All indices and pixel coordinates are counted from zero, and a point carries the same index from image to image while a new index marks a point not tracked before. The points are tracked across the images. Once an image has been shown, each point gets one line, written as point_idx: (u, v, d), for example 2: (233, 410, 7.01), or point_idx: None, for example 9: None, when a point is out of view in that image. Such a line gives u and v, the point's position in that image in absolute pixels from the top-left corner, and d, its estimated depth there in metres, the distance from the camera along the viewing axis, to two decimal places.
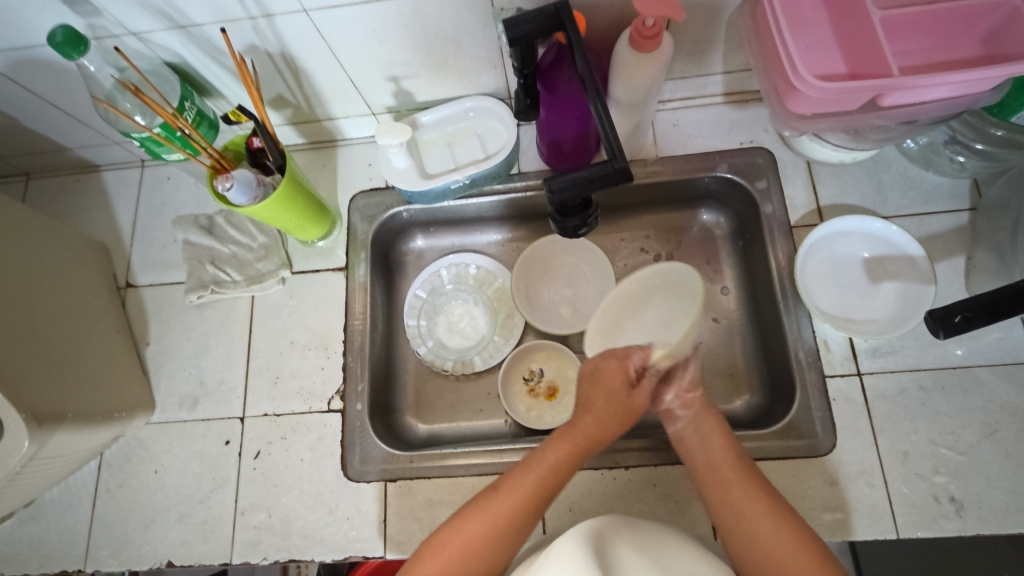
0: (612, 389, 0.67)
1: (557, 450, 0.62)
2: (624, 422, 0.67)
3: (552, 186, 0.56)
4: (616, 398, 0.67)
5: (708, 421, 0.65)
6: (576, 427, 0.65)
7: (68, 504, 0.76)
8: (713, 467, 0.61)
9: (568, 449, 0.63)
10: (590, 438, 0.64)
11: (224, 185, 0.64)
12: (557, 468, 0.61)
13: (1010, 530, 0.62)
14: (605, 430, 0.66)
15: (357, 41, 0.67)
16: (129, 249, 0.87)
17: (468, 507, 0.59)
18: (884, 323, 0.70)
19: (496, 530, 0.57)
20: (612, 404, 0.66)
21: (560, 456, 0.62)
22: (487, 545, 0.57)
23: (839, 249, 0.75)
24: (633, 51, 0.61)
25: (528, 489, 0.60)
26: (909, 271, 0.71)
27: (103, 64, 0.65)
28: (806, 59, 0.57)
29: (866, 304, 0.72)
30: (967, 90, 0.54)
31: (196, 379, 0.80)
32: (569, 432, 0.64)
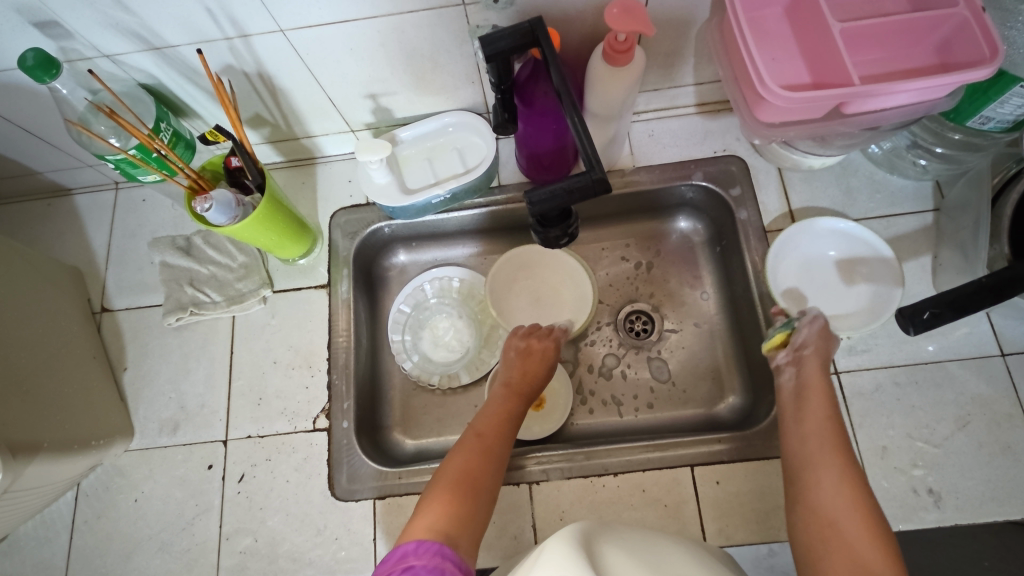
0: (544, 350, 0.74)
1: (507, 393, 0.69)
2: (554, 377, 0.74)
3: (532, 199, 0.56)
4: (548, 357, 0.73)
5: (815, 390, 0.61)
6: (518, 375, 0.71)
7: (42, 538, 0.74)
8: (811, 472, 0.55)
9: (513, 394, 0.69)
10: (530, 385, 0.70)
11: (202, 206, 0.64)
12: (511, 406, 0.68)
13: (985, 519, 0.65)
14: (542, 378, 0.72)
15: (336, 60, 0.68)
16: (103, 273, 0.85)
17: (453, 453, 0.61)
18: (851, 321, 0.73)
19: (484, 458, 0.60)
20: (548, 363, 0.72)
21: (512, 400, 0.68)
22: (480, 474, 0.59)
23: (806, 252, 0.77)
24: (606, 64, 0.63)
25: (492, 427, 0.64)
26: (872, 265, 0.74)
27: (75, 87, 0.65)
28: (772, 70, 0.59)
29: (834, 301, 0.75)
30: (923, 97, 0.57)
31: (177, 404, 0.79)
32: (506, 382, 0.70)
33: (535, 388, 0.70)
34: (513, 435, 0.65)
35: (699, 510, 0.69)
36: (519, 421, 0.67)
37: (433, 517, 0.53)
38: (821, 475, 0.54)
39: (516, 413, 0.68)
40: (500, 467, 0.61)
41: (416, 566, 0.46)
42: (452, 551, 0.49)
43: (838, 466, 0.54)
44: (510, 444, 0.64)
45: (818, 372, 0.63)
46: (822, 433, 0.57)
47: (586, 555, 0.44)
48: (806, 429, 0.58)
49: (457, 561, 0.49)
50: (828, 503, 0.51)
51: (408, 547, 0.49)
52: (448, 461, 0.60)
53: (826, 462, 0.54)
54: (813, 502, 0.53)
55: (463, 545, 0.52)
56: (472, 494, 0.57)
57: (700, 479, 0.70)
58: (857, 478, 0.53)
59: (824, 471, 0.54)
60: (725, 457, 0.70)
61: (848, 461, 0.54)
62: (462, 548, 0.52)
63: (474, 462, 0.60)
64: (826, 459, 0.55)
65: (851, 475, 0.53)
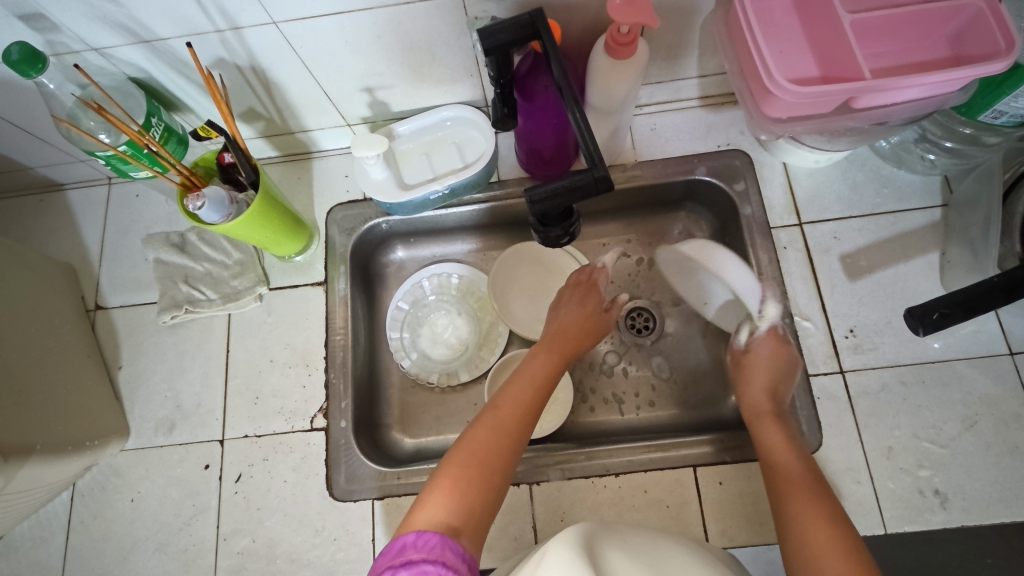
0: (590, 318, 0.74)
1: (542, 362, 0.68)
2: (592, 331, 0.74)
3: (531, 197, 0.55)
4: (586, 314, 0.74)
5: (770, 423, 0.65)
6: (554, 343, 0.71)
7: (39, 538, 0.73)
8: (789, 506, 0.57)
9: (548, 357, 0.69)
10: (567, 349, 0.71)
11: (194, 204, 0.62)
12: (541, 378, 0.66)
13: (992, 521, 0.64)
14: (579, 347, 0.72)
15: (330, 52, 0.66)
16: (97, 271, 0.84)
17: (470, 431, 0.60)
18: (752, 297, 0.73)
19: (501, 436, 0.59)
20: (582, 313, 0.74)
21: (541, 369, 0.67)
22: (495, 452, 0.58)
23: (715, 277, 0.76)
24: (609, 58, 0.61)
25: (517, 400, 0.63)
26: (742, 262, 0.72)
27: (63, 82, 0.63)
28: (779, 63, 0.57)
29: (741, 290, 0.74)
30: (937, 91, 0.55)
31: (173, 403, 0.78)
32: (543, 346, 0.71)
33: (574, 347, 0.71)
34: (538, 410, 0.64)
35: (701, 511, 0.68)
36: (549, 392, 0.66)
37: (439, 499, 0.53)
38: (804, 524, 0.54)
39: (547, 383, 0.66)
40: (519, 446, 0.60)
41: (416, 560, 0.45)
42: (452, 541, 0.48)
43: (819, 512, 0.55)
44: (533, 421, 0.63)
45: (763, 413, 0.66)
46: (800, 484, 0.58)
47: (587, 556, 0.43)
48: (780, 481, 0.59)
49: (459, 554, 0.47)
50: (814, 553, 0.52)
51: (407, 538, 0.48)
52: (463, 438, 0.59)
53: (808, 512, 0.55)
54: (805, 553, 0.53)
55: (466, 536, 0.51)
56: (482, 477, 0.55)
57: (703, 480, 0.69)
58: (839, 522, 0.54)
59: (807, 519, 0.55)
60: (729, 458, 0.69)
61: (828, 509, 0.55)
62: (464, 540, 0.50)
63: (490, 439, 0.58)
64: (807, 507, 0.56)
65: (831, 519, 0.54)
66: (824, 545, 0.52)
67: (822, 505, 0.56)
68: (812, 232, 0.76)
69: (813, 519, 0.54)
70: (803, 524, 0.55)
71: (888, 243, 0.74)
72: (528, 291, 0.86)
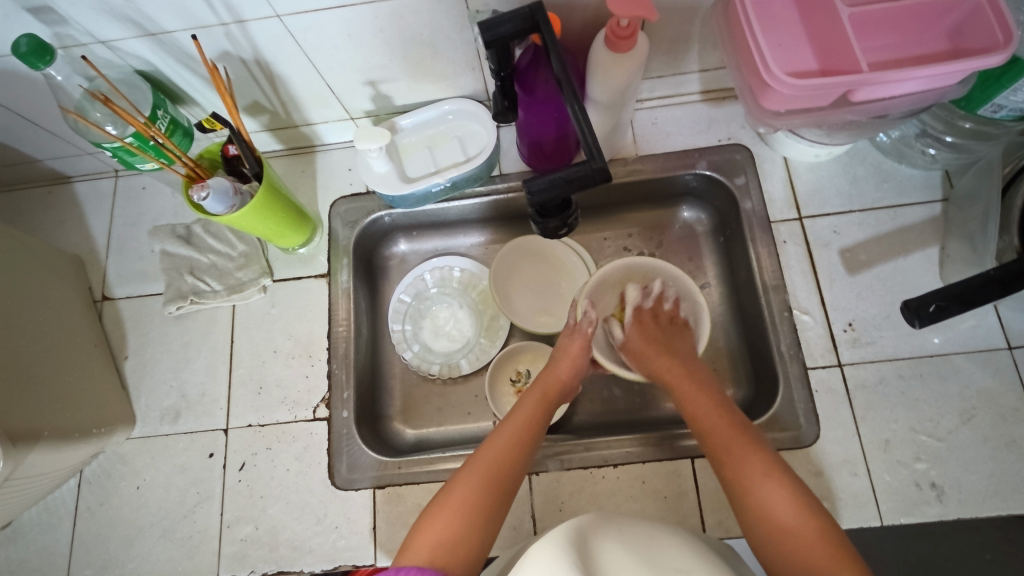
0: (576, 350, 0.71)
1: (532, 404, 0.67)
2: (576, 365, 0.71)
3: (531, 188, 0.56)
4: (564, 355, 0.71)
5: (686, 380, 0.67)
6: (541, 387, 0.69)
7: (46, 524, 0.74)
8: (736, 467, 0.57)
9: (537, 401, 0.67)
10: (555, 390, 0.69)
11: (199, 195, 0.63)
12: (528, 423, 0.64)
13: (987, 514, 0.64)
14: (569, 385, 0.70)
15: (333, 46, 0.67)
16: (104, 262, 0.85)
17: (454, 481, 0.58)
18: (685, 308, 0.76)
19: (491, 481, 0.58)
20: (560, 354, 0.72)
21: (529, 414, 0.66)
22: (479, 508, 0.56)
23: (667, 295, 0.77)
24: (609, 51, 0.61)
25: (502, 447, 0.61)
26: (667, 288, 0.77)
27: (71, 74, 0.64)
28: (777, 56, 0.58)
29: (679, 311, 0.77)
30: (934, 84, 0.56)
31: (178, 392, 0.79)
32: (532, 391, 0.69)
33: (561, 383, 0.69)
34: (525, 460, 0.62)
35: (699, 502, 0.69)
36: (539, 439, 0.64)
37: (420, 556, 0.51)
38: (749, 474, 0.56)
39: (535, 426, 0.65)
40: (504, 499, 0.58)
41: None
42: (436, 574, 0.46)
43: (759, 455, 0.56)
44: (522, 470, 0.61)
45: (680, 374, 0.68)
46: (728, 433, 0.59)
47: (576, 557, 0.44)
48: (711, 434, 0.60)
49: None
50: (770, 509, 0.53)
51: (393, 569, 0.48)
52: (453, 479, 0.59)
53: (748, 459, 0.56)
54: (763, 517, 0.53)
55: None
56: (465, 531, 0.54)
57: (702, 471, 0.70)
58: (777, 462, 0.56)
59: (749, 469, 0.56)
60: None
61: (765, 453, 0.57)
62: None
63: (477, 482, 0.58)
64: (746, 452, 0.57)
65: (771, 460, 0.56)
66: (777, 497, 0.54)
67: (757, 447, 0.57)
68: (812, 227, 0.76)
69: (755, 466, 0.56)
70: (745, 472, 0.56)
71: (887, 237, 0.75)
72: (527, 282, 0.86)
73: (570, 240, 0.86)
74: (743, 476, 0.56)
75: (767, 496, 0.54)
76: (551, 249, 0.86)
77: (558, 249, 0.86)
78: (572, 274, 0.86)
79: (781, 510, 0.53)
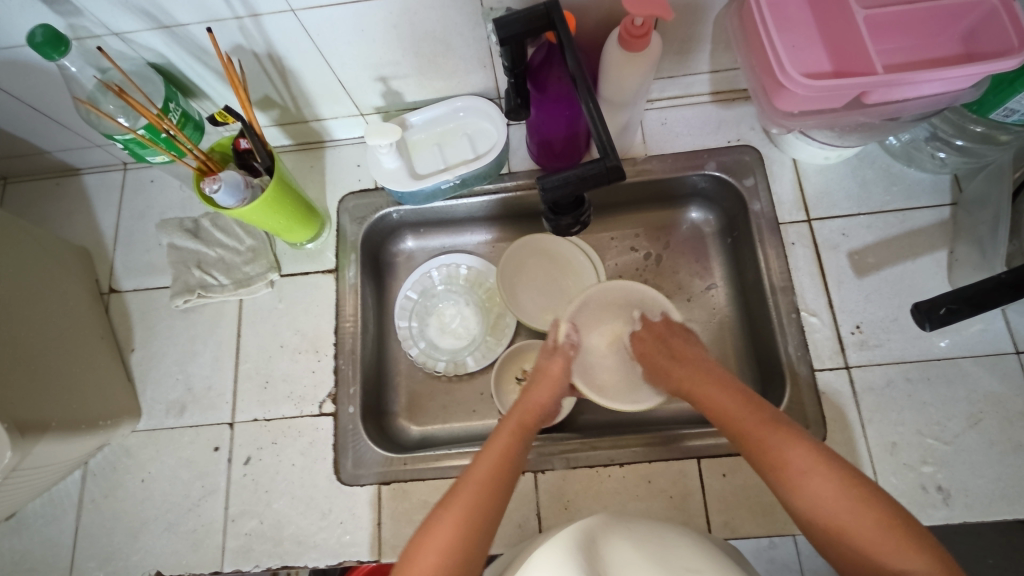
0: (556, 373, 0.68)
1: (507, 430, 0.63)
2: (553, 388, 0.67)
3: (544, 185, 0.57)
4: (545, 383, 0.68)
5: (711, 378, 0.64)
6: (518, 413, 0.65)
7: (50, 515, 0.74)
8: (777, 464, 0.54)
9: (514, 427, 0.63)
10: (533, 417, 0.65)
11: (211, 187, 0.63)
12: (508, 448, 0.60)
13: (993, 517, 0.64)
14: (548, 408, 0.67)
15: (345, 42, 0.67)
16: (111, 254, 0.85)
17: (433, 517, 0.54)
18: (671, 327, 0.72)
19: (474, 512, 0.54)
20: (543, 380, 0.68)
21: (508, 440, 0.61)
22: (459, 544, 0.52)
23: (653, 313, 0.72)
24: (622, 50, 0.61)
25: (481, 479, 0.57)
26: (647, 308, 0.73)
27: (84, 65, 0.63)
28: (792, 58, 0.58)
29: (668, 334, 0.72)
30: (947, 87, 0.56)
31: (184, 385, 0.79)
32: (508, 417, 0.65)
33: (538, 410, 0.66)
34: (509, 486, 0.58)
35: (704, 502, 0.69)
36: (519, 466, 0.60)
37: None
38: (793, 470, 0.53)
39: (515, 451, 0.61)
40: (486, 535, 0.54)
41: None
42: None
43: (798, 446, 0.54)
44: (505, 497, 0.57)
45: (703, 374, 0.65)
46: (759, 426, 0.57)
47: (582, 557, 0.44)
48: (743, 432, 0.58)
49: None
50: (826, 506, 0.51)
51: None
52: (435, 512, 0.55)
53: (787, 451, 0.54)
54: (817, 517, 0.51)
55: None
56: (448, 568, 0.50)
57: (707, 471, 0.70)
58: (816, 447, 0.54)
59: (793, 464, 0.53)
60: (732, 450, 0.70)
61: (805, 441, 0.54)
62: None
63: (459, 515, 0.54)
64: (785, 444, 0.55)
65: (813, 449, 0.53)
66: (824, 491, 0.51)
67: (796, 438, 0.55)
68: (821, 229, 0.76)
69: (799, 459, 0.53)
70: (791, 464, 0.53)
71: (895, 240, 0.75)
72: (533, 281, 0.86)
73: (575, 238, 0.85)
74: (788, 470, 0.53)
75: (813, 493, 0.51)
76: (556, 247, 0.86)
77: (563, 248, 0.86)
78: (578, 274, 0.85)
79: (830, 504, 0.50)
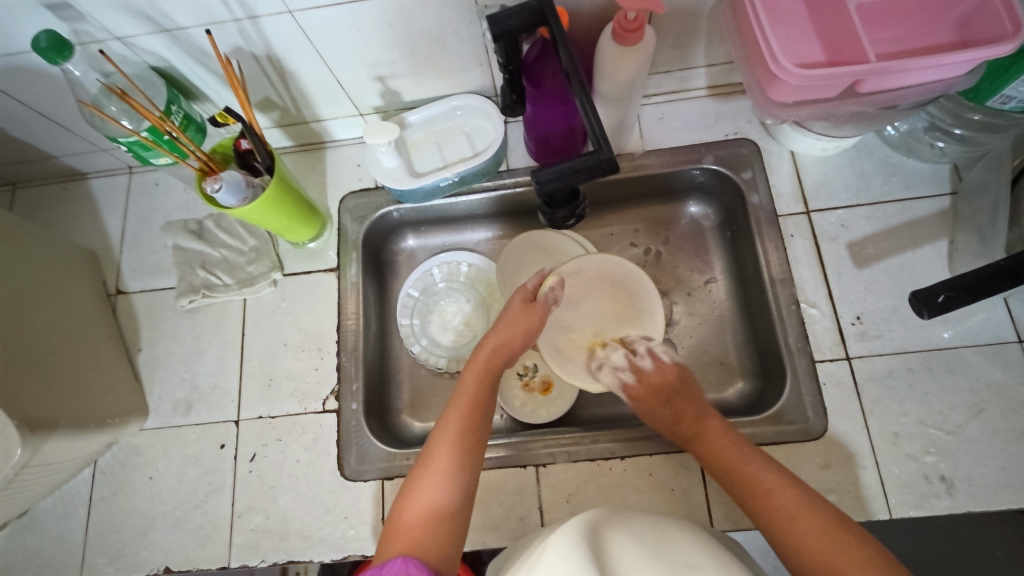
0: (530, 319, 0.67)
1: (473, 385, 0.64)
2: (529, 331, 0.67)
3: (540, 178, 0.57)
4: (529, 325, 0.67)
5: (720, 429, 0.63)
6: (485, 359, 0.66)
7: (62, 513, 0.76)
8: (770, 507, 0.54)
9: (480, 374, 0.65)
10: (500, 363, 0.66)
11: (212, 186, 0.64)
12: (478, 408, 0.61)
13: (998, 507, 0.64)
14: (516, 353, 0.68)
15: (343, 42, 0.68)
16: (118, 256, 0.86)
17: (415, 476, 0.56)
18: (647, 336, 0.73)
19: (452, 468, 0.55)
20: (523, 326, 0.67)
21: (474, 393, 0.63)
22: (443, 498, 0.53)
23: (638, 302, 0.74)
24: (616, 44, 0.62)
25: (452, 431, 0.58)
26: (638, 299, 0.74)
27: (88, 69, 0.65)
28: (786, 49, 0.58)
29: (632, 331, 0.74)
30: (943, 74, 0.56)
31: (190, 384, 0.80)
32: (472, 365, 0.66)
33: (505, 358, 0.67)
34: (481, 431, 0.60)
35: (706, 495, 0.69)
36: (485, 413, 0.62)
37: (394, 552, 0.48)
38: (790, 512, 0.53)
39: (481, 402, 0.62)
40: (466, 481, 0.56)
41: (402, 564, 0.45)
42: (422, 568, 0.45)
43: (798, 496, 0.54)
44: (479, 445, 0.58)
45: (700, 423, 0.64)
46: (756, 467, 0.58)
47: (586, 553, 0.44)
48: (744, 476, 0.57)
49: None
50: (815, 545, 0.50)
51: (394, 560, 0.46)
52: (412, 480, 0.56)
53: (790, 499, 0.54)
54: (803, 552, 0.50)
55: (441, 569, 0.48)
56: (429, 528, 0.51)
57: None
58: (804, 488, 0.55)
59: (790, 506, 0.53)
60: None
61: (800, 489, 0.55)
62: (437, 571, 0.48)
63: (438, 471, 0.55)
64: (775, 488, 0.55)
65: (801, 494, 0.54)
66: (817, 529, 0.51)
67: (794, 486, 0.55)
68: (820, 221, 0.76)
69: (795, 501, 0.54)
70: (790, 510, 0.53)
71: (896, 231, 0.74)
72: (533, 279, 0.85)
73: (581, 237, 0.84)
74: (785, 514, 0.53)
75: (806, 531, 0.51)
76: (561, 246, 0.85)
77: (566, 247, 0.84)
78: None
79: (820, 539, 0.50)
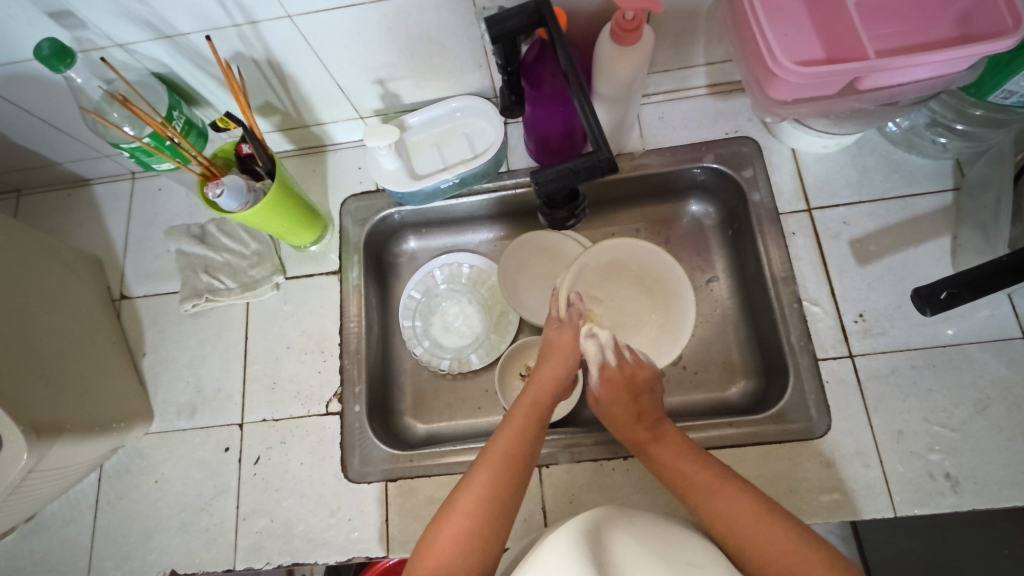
0: (566, 346, 0.69)
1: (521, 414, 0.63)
2: (568, 363, 0.69)
3: (540, 179, 0.57)
4: (564, 354, 0.69)
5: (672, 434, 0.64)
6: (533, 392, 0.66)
7: (69, 517, 0.76)
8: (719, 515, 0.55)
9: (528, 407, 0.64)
10: (548, 397, 0.66)
11: (213, 192, 0.65)
12: (525, 437, 0.61)
13: (1003, 504, 0.63)
14: (561, 383, 0.68)
15: (343, 46, 0.68)
16: (122, 261, 0.87)
17: (452, 501, 0.55)
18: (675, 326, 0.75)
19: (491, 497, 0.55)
20: (564, 358, 0.69)
21: (522, 425, 0.62)
22: (479, 528, 0.53)
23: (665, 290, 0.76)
24: (614, 44, 0.62)
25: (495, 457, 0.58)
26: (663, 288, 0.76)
27: (90, 77, 0.66)
28: (784, 47, 0.58)
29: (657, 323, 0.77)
30: (942, 70, 0.55)
31: (194, 388, 0.80)
32: (523, 398, 0.66)
33: (553, 391, 0.66)
34: (529, 464, 0.59)
35: None
36: (534, 449, 0.61)
37: None
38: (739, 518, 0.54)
39: (531, 436, 0.61)
40: (506, 513, 0.55)
41: None
42: None
43: (749, 502, 0.55)
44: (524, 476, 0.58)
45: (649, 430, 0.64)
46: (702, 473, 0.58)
47: (587, 552, 0.44)
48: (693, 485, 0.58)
49: None
50: (772, 553, 0.51)
51: None
52: (449, 503, 0.56)
53: (735, 507, 0.54)
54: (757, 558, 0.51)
55: None
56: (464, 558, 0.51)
57: None
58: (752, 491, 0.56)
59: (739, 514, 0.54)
60: (734, 442, 0.69)
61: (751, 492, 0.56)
62: None
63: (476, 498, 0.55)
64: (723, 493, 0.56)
65: (753, 497, 0.55)
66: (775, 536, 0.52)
67: (744, 492, 0.56)
68: (822, 218, 0.76)
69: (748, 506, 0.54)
70: (741, 519, 0.54)
71: (898, 227, 0.74)
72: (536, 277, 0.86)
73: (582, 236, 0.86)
74: (733, 522, 0.54)
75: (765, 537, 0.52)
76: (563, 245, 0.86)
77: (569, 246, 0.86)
78: None
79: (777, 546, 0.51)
